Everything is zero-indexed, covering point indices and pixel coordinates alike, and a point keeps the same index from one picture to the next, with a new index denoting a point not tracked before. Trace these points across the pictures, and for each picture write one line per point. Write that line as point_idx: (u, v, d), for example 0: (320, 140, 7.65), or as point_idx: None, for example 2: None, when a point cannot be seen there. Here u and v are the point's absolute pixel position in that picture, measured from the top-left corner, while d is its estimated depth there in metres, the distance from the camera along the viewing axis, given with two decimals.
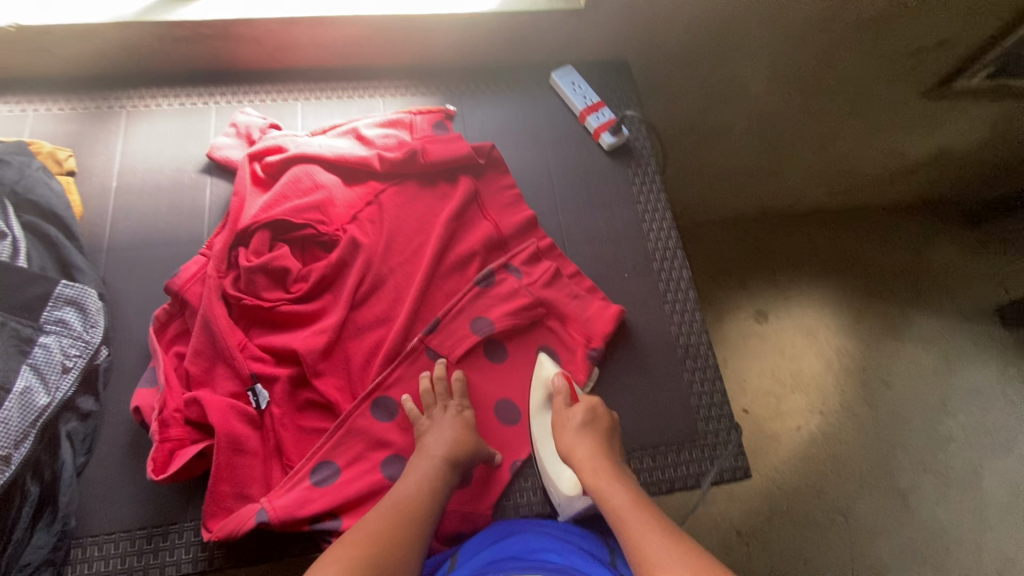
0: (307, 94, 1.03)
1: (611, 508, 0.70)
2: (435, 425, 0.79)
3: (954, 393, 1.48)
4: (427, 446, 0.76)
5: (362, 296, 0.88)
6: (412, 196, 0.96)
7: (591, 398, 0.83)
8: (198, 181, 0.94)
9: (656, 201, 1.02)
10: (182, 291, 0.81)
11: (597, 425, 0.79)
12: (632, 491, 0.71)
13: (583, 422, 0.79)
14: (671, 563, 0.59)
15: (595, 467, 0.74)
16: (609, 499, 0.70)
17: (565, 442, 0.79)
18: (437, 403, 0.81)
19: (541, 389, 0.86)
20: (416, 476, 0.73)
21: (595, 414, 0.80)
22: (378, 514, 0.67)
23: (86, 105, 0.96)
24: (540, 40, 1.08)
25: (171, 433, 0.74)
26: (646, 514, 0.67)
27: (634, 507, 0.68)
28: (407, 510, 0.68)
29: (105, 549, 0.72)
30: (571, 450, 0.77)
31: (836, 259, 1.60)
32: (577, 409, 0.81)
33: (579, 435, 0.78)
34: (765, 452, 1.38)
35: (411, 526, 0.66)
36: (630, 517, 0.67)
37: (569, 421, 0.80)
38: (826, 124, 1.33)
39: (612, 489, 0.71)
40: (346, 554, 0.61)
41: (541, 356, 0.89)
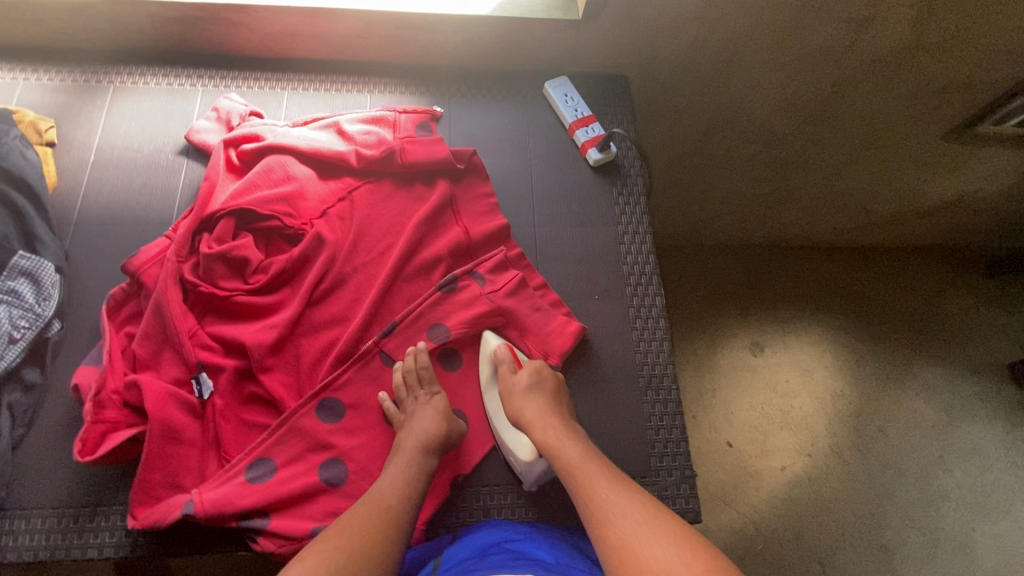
0: (295, 84, 1.02)
1: (562, 463, 0.72)
2: (409, 415, 0.78)
3: (952, 449, 1.40)
4: (403, 436, 0.76)
5: (320, 294, 0.86)
6: (387, 195, 0.94)
7: (536, 361, 0.84)
8: (174, 163, 0.93)
9: (638, 222, 0.99)
10: (138, 273, 0.81)
11: (543, 386, 0.81)
12: (580, 443, 0.75)
13: (529, 385, 0.81)
14: (620, 511, 0.64)
15: (544, 425, 0.76)
16: (560, 455, 0.73)
17: (515, 406, 0.80)
18: (410, 394, 0.81)
19: (487, 363, 0.86)
20: (383, 483, 0.70)
21: (541, 375, 0.82)
22: (343, 525, 0.64)
23: (76, 78, 0.97)
24: (536, 49, 1.05)
25: (106, 415, 0.73)
26: (595, 464, 0.71)
27: (583, 461, 0.72)
28: (371, 524, 0.64)
29: (32, 524, 0.72)
30: (520, 412, 0.79)
31: (840, 296, 1.53)
32: (523, 373, 0.82)
33: (527, 398, 0.79)
34: (744, 490, 1.32)
35: (379, 541, 0.63)
36: (581, 473, 0.70)
37: (516, 385, 0.81)
38: (837, 158, 1.27)
39: (562, 444, 0.74)
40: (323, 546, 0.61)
41: (485, 333, 0.88)
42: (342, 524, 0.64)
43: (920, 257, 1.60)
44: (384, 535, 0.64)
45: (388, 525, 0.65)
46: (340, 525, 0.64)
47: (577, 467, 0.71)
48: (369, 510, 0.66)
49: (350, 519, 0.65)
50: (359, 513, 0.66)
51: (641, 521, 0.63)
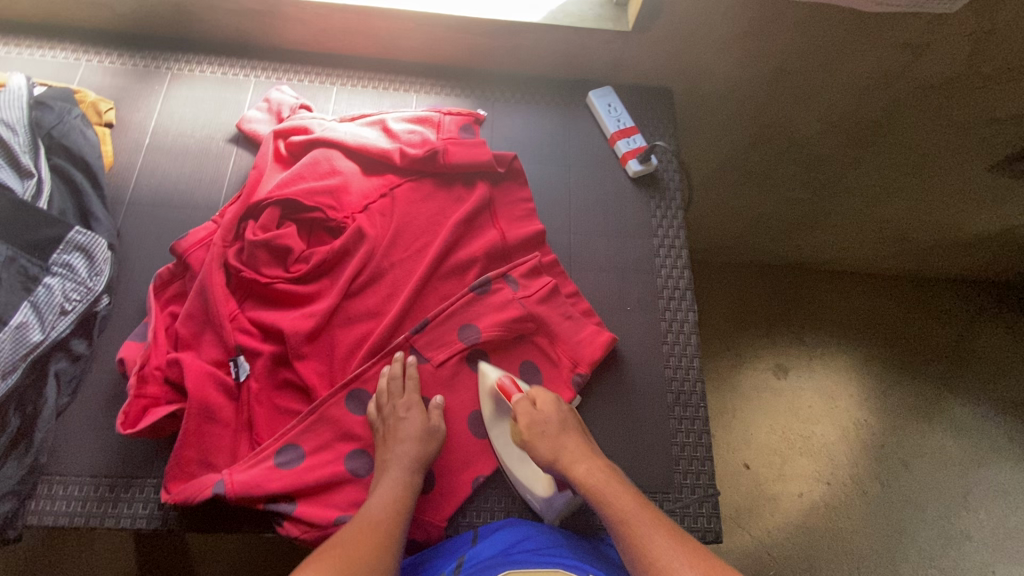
0: (344, 80, 1.05)
1: (606, 504, 0.69)
2: (391, 430, 0.77)
3: (977, 489, 1.36)
4: (388, 454, 0.75)
5: (357, 287, 0.88)
6: (427, 195, 0.96)
7: (546, 396, 0.81)
8: (225, 150, 0.96)
9: (674, 236, 0.99)
10: (186, 255, 0.83)
11: (563, 423, 0.78)
12: (622, 485, 0.72)
13: (558, 425, 0.77)
14: (676, 560, 0.62)
15: (578, 463, 0.74)
16: (603, 497, 0.70)
17: (545, 445, 0.76)
18: (390, 403, 0.80)
19: (491, 399, 0.84)
20: (371, 502, 0.70)
21: (557, 414, 0.79)
22: (333, 548, 0.63)
23: (136, 62, 1.01)
24: (583, 58, 1.06)
25: (147, 390, 0.76)
26: (635, 500, 0.69)
27: (622, 496, 0.70)
28: (368, 538, 0.65)
29: (69, 490, 0.74)
30: (548, 454, 0.76)
31: (870, 324, 1.50)
32: (547, 410, 0.79)
33: (559, 437, 0.76)
34: (759, 513, 1.30)
35: (377, 554, 0.63)
36: (628, 515, 0.67)
37: (540, 427, 0.77)
38: (875, 185, 1.26)
39: (600, 480, 0.72)
40: (323, 559, 0.61)
41: (483, 366, 0.86)
42: (332, 547, 0.63)
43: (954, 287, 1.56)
44: (374, 558, 0.63)
45: (381, 550, 0.64)
46: (332, 548, 0.63)
47: (616, 502, 0.69)
48: (360, 532, 0.65)
49: (341, 542, 0.64)
50: (348, 534, 0.65)
51: (699, 572, 0.60)
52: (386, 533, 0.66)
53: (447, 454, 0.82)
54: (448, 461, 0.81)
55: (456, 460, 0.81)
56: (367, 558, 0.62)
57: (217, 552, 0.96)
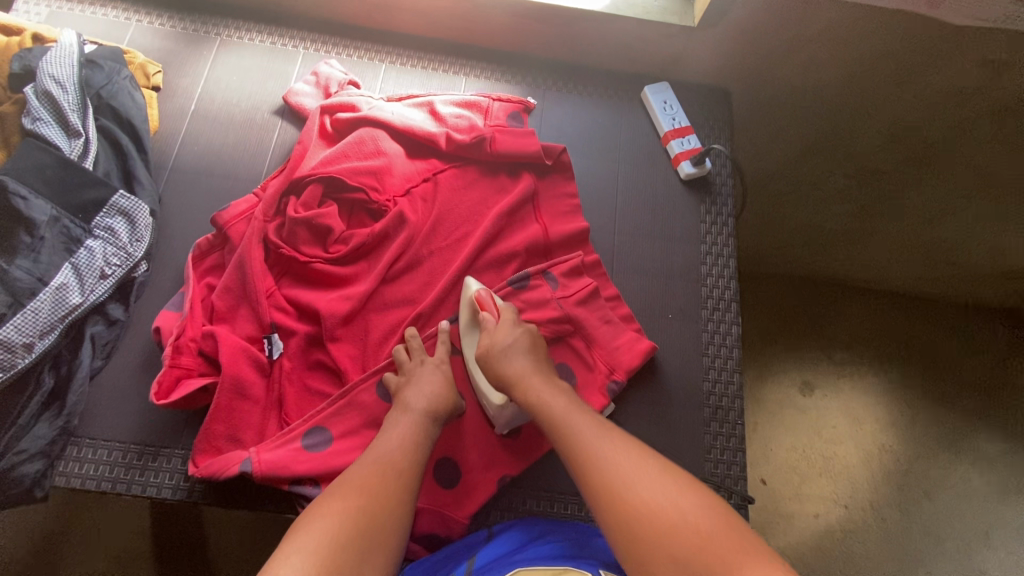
0: (394, 58, 1.02)
1: (546, 417, 0.68)
2: (414, 377, 0.77)
3: (1001, 524, 1.26)
4: (408, 396, 0.74)
5: (395, 273, 0.86)
6: (470, 182, 0.93)
7: (507, 316, 0.79)
8: (269, 122, 0.94)
9: (723, 244, 0.95)
10: (226, 227, 0.82)
11: (518, 341, 0.76)
12: (566, 398, 0.70)
13: (508, 345, 0.75)
14: (606, 457, 0.60)
15: (527, 382, 0.72)
16: (544, 410, 0.68)
17: (494, 365, 0.75)
18: (415, 358, 0.79)
19: (467, 307, 0.83)
20: (383, 446, 0.67)
21: (514, 332, 0.77)
22: (342, 494, 0.60)
23: (186, 25, 0.99)
24: (641, 52, 1.03)
25: (181, 361, 0.75)
26: (584, 417, 0.66)
27: (571, 414, 0.67)
28: (377, 483, 0.62)
29: (98, 454, 0.74)
30: (495, 370, 0.75)
31: (911, 351, 1.36)
32: (501, 330, 0.77)
33: (506, 357, 0.74)
34: (772, 530, 1.23)
35: (388, 500, 0.61)
36: (567, 423, 0.66)
37: (494, 342, 0.76)
38: (924, 207, 1.14)
39: (549, 401, 0.69)
40: (332, 508, 0.58)
41: (467, 278, 0.85)
42: (341, 492, 0.60)
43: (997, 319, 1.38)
44: (386, 503, 0.61)
45: (392, 493, 0.62)
46: (340, 493, 0.60)
47: (555, 414, 0.67)
48: (370, 479, 0.62)
49: (351, 488, 0.61)
50: (357, 479, 0.62)
51: (631, 464, 0.58)
52: (396, 484, 0.63)
53: (474, 450, 0.80)
54: (474, 458, 0.80)
55: (483, 458, 0.80)
56: (377, 502, 0.60)
57: (227, 521, 0.95)
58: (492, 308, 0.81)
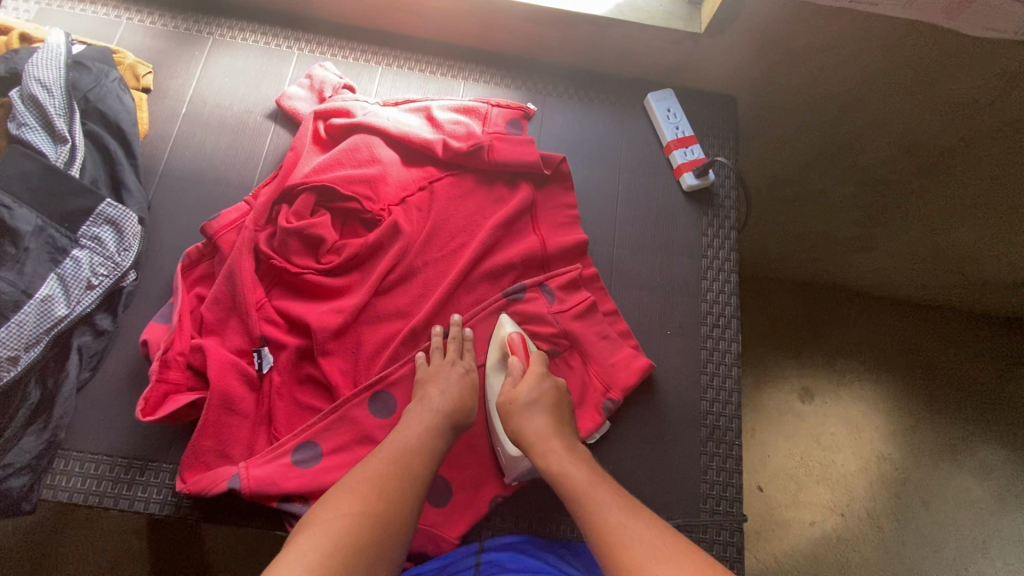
0: (391, 60, 0.99)
1: (566, 484, 0.65)
2: (442, 374, 0.77)
3: (999, 536, 1.24)
4: (432, 392, 0.74)
5: (389, 284, 0.85)
6: (467, 191, 0.91)
7: (536, 367, 0.77)
8: (262, 126, 0.92)
9: (724, 258, 0.93)
10: (216, 237, 0.81)
11: (544, 396, 0.75)
12: (589, 468, 0.67)
13: (531, 400, 0.74)
14: (633, 540, 0.56)
15: (548, 446, 0.69)
16: (565, 477, 0.66)
17: (515, 421, 0.73)
18: (445, 357, 0.79)
19: (497, 348, 0.82)
20: (394, 445, 0.67)
21: (541, 387, 0.75)
22: (347, 494, 0.60)
23: (178, 23, 0.96)
24: (645, 57, 1.00)
25: (169, 375, 0.74)
26: (611, 494, 0.63)
27: (595, 490, 0.63)
28: (381, 480, 0.62)
29: (85, 468, 0.73)
30: (517, 421, 0.73)
31: (914, 361, 1.34)
32: (525, 383, 0.75)
33: (529, 414, 0.73)
34: (767, 537, 1.21)
35: (395, 497, 0.61)
36: (588, 493, 0.63)
37: (517, 396, 0.74)
38: (931, 215, 1.09)
39: (573, 472, 0.66)
40: (337, 508, 0.58)
41: (503, 316, 0.84)
42: (350, 492, 0.60)
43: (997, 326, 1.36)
44: (392, 499, 0.60)
45: (399, 491, 0.62)
46: (349, 494, 0.59)
47: (577, 482, 0.65)
48: (379, 480, 0.62)
49: (360, 489, 0.60)
50: (366, 478, 0.62)
51: (658, 549, 0.55)
52: (403, 483, 0.63)
53: (466, 467, 0.79)
54: (466, 476, 0.79)
55: (475, 476, 0.79)
56: (383, 503, 0.59)
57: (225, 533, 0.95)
58: (522, 355, 0.79)
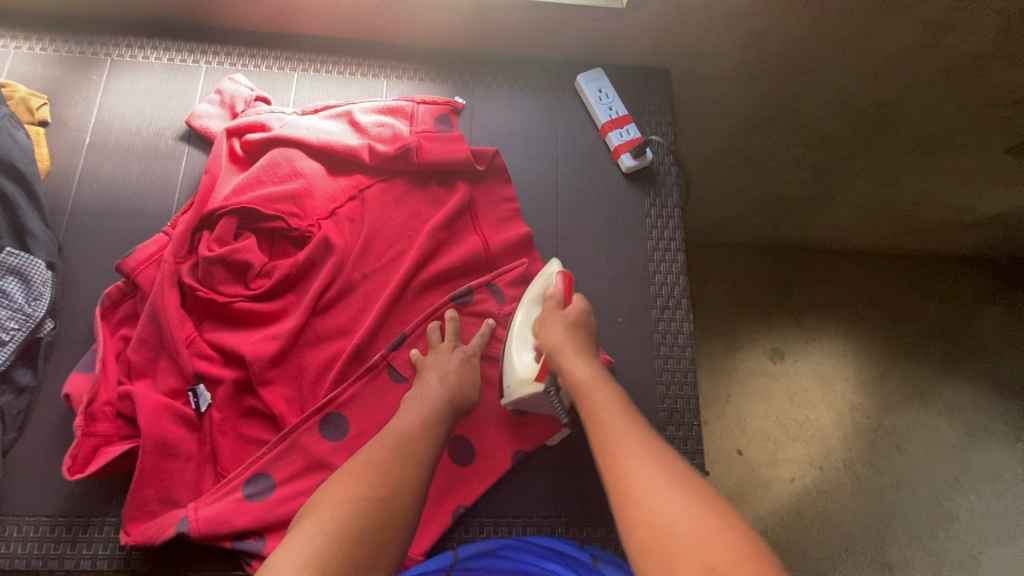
0: (306, 64, 0.94)
1: (586, 400, 0.65)
2: (440, 359, 0.76)
3: (970, 470, 1.26)
4: (428, 377, 0.74)
5: (326, 303, 0.81)
6: (400, 196, 0.87)
7: (579, 306, 0.77)
8: (175, 150, 0.87)
9: (670, 237, 0.91)
10: (134, 274, 0.76)
11: (584, 330, 0.75)
12: (613, 388, 0.66)
13: (569, 324, 0.74)
14: (645, 460, 0.54)
15: (573, 362, 0.69)
16: (586, 394, 0.65)
17: (547, 336, 0.74)
18: (442, 344, 0.79)
19: (542, 281, 0.82)
20: (394, 432, 0.65)
21: (583, 322, 0.76)
22: (352, 479, 0.58)
23: (72, 48, 0.90)
24: (572, 39, 0.96)
25: (97, 428, 0.71)
26: (629, 416, 0.61)
27: (613, 408, 0.62)
28: (385, 468, 0.60)
29: (25, 531, 0.70)
30: (550, 341, 0.73)
31: (875, 308, 1.35)
32: (568, 312, 0.76)
33: (562, 334, 0.73)
34: (750, 499, 1.20)
35: (399, 484, 0.59)
36: (606, 410, 0.62)
37: (558, 319, 0.75)
38: (883, 166, 1.09)
39: (594, 391, 0.65)
40: (340, 495, 0.56)
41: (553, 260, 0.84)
42: (355, 479, 0.58)
43: (951, 266, 1.38)
44: (394, 486, 0.58)
45: (404, 480, 0.60)
46: (348, 480, 0.58)
47: (595, 397, 0.64)
48: (375, 466, 0.60)
49: (359, 476, 0.58)
50: (370, 464, 0.60)
51: (665, 470, 0.53)
52: (407, 469, 0.61)
53: None
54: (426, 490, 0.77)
55: (437, 488, 0.77)
56: (387, 487, 0.58)
57: None
58: (566, 291, 0.79)
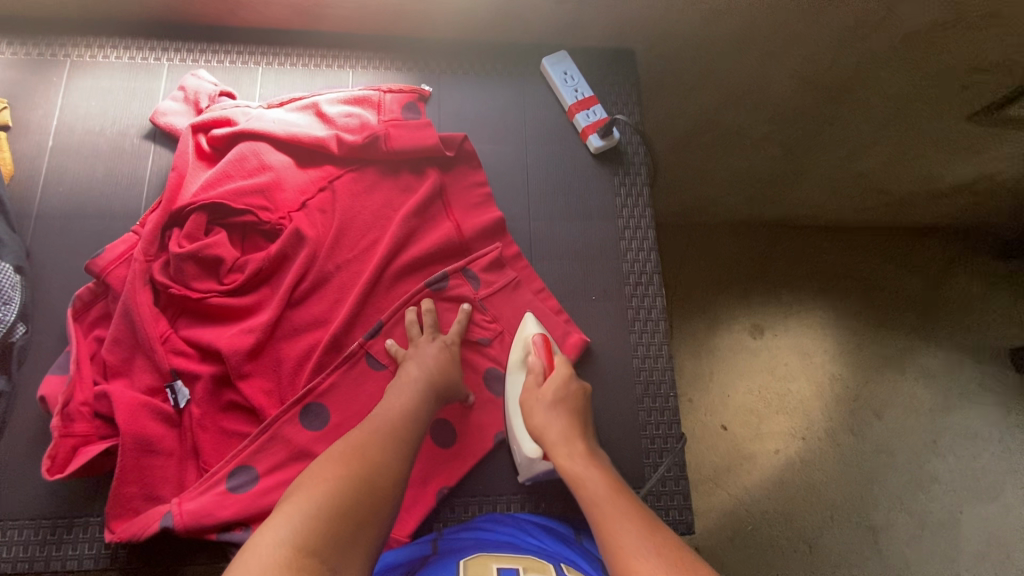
0: (271, 57, 0.94)
1: (584, 493, 0.66)
2: (420, 351, 0.77)
3: (946, 433, 1.29)
4: (410, 368, 0.75)
5: (301, 295, 0.82)
6: (371, 185, 0.88)
7: (560, 370, 0.78)
8: (141, 149, 0.86)
9: (641, 215, 0.93)
10: (104, 274, 0.76)
11: (569, 400, 0.76)
12: (609, 478, 0.67)
13: (554, 401, 0.75)
14: (647, 551, 0.54)
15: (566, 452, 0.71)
16: (584, 484, 0.67)
17: (537, 421, 0.74)
18: (421, 335, 0.80)
19: (520, 349, 0.82)
20: (375, 420, 0.66)
21: (568, 391, 0.76)
22: (332, 463, 0.59)
23: (29, 51, 0.89)
24: (536, 23, 0.97)
25: (75, 429, 0.71)
26: (629, 507, 0.62)
27: (612, 499, 0.63)
28: (365, 452, 0.61)
29: (8, 536, 0.70)
30: (539, 428, 0.74)
31: (849, 279, 1.38)
32: (549, 386, 0.76)
33: (550, 416, 0.74)
34: (736, 473, 1.23)
35: (378, 468, 0.59)
36: (605, 502, 0.63)
37: (543, 398, 0.76)
38: (849, 140, 1.11)
39: (592, 484, 0.66)
40: (320, 477, 0.56)
41: (526, 316, 0.84)
42: (335, 462, 0.59)
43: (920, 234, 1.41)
44: (374, 469, 0.59)
45: (384, 465, 0.60)
46: (328, 464, 0.58)
47: (594, 487, 0.66)
48: (357, 451, 0.61)
49: (339, 460, 0.59)
50: (348, 450, 0.61)
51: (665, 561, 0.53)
52: (387, 454, 0.62)
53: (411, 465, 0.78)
54: (411, 473, 0.78)
55: (420, 471, 0.78)
56: (367, 470, 0.58)
57: None
58: (544, 357, 0.79)
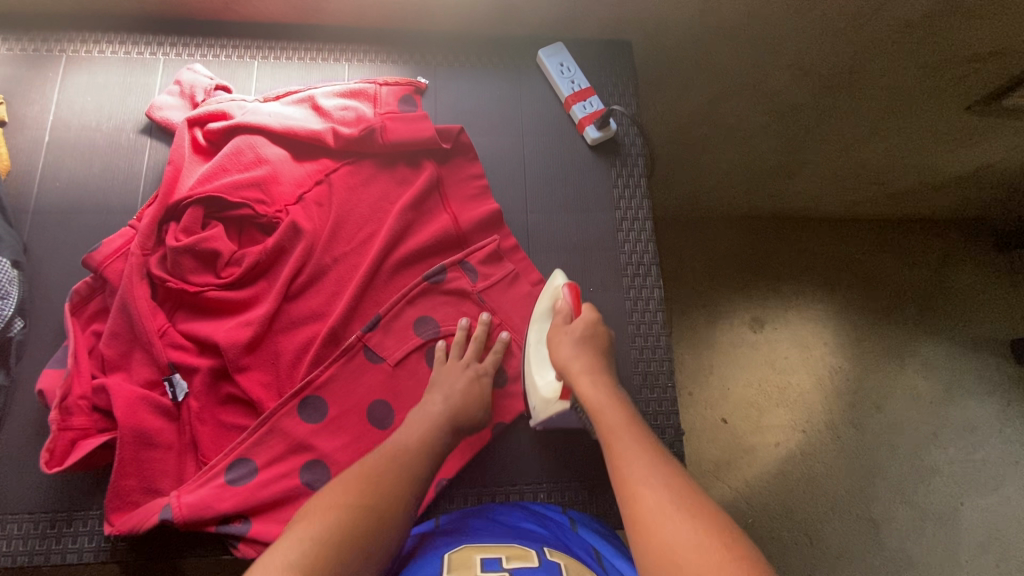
0: (266, 52, 0.93)
1: (598, 421, 0.67)
2: (451, 374, 0.77)
3: (947, 424, 1.29)
4: (434, 393, 0.75)
5: (298, 288, 0.81)
6: (368, 178, 0.88)
7: (588, 315, 0.79)
8: (137, 143, 0.86)
9: (638, 206, 0.93)
10: (101, 268, 0.76)
11: (596, 340, 0.77)
12: (624, 410, 0.68)
13: (579, 339, 0.76)
14: (655, 480, 0.56)
15: (586, 382, 0.71)
16: (599, 415, 0.67)
17: (561, 354, 0.75)
18: (457, 360, 0.80)
19: (549, 297, 0.82)
20: (390, 447, 0.66)
21: (594, 333, 0.77)
22: (345, 490, 0.59)
23: (25, 46, 0.89)
24: (532, 16, 0.97)
25: (73, 422, 0.71)
26: (640, 438, 0.62)
27: (625, 430, 0.64)
28: (376, 481, 0.60)
29: (9, 530, 0.70)
30: (562, 360, 0.75)
31: (848, 271, 1.38)
32: (577, 326, 0.77)
33: (575, 351, 0.75)
34: (736, 466, 1.23)
35: (388, 498, 0.59)
36: (618, 431, 0.64)
37: (568, 336, 0.77)
38: (847, 131, 1.11)
39: (607, 413, 0.67)
40: (331, 504, 0.56)
41: (555, 270, 0.84)
42: (347, 490, 0.59)
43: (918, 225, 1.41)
44: (382, 499, 0.59)
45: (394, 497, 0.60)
46: (338, 491, 0.58)
47: (609, 417, 0.66)
48: (369, 480, 0.60)
49: (350, 489, 0.59)
50: (362, 479, 0.60)
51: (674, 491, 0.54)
52: (399, 486, 0.62)
53: None
54: None
55: None
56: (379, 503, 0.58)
57: None
58: (573, 303, 0.80)
